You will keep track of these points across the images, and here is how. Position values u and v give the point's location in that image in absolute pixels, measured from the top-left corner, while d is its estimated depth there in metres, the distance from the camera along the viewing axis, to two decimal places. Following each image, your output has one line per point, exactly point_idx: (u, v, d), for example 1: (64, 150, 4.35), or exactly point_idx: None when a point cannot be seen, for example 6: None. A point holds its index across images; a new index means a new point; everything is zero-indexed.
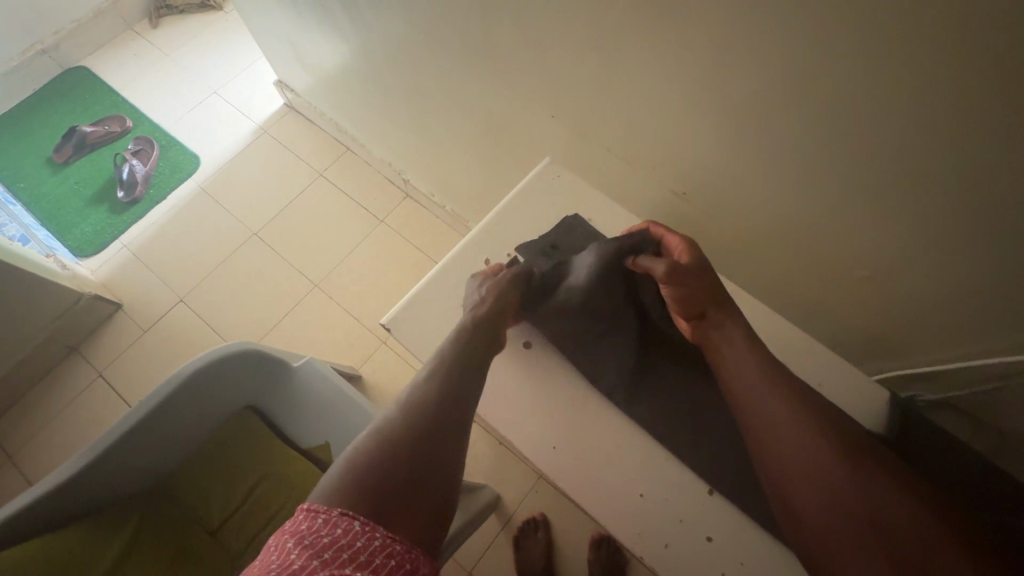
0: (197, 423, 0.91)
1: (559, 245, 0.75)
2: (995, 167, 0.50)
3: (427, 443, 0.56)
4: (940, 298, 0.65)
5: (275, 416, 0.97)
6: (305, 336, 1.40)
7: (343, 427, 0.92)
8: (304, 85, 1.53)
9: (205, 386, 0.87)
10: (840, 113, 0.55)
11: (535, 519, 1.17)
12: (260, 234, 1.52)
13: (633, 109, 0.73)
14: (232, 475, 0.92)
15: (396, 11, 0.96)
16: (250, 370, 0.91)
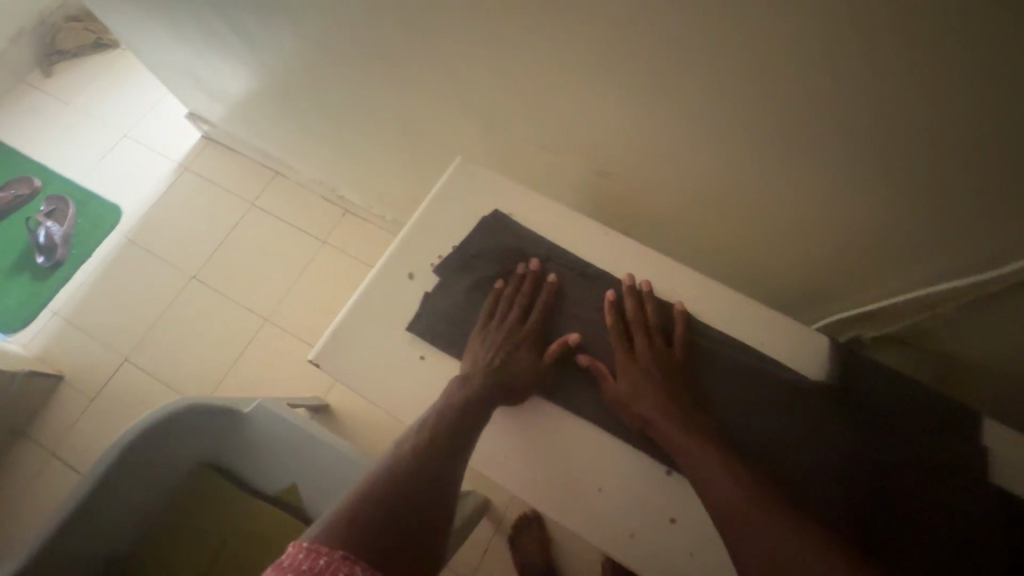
0: (153, 489, 0.86)
1: (480, 249, 0.73)
2: (887, 102, 0.50)
3: (420, 496, 0.55)
4: (863, 237, 0.65)
5: (238, 468, 0.93)
6: (262, 374, 1.35)
7: (311, 467, 0.88)
8: (216, 115, 1.45)
9: (150, 450, 0.82)
10: (733, 69, 0.54)
11: (526, 517, 1.16)
12: (198, 277, 1.46)
13: (538, 93, 0.71)
14: (198, 540, 0.88)
15: (286, 26, 0.90)
16: (199, 425, 0.86)
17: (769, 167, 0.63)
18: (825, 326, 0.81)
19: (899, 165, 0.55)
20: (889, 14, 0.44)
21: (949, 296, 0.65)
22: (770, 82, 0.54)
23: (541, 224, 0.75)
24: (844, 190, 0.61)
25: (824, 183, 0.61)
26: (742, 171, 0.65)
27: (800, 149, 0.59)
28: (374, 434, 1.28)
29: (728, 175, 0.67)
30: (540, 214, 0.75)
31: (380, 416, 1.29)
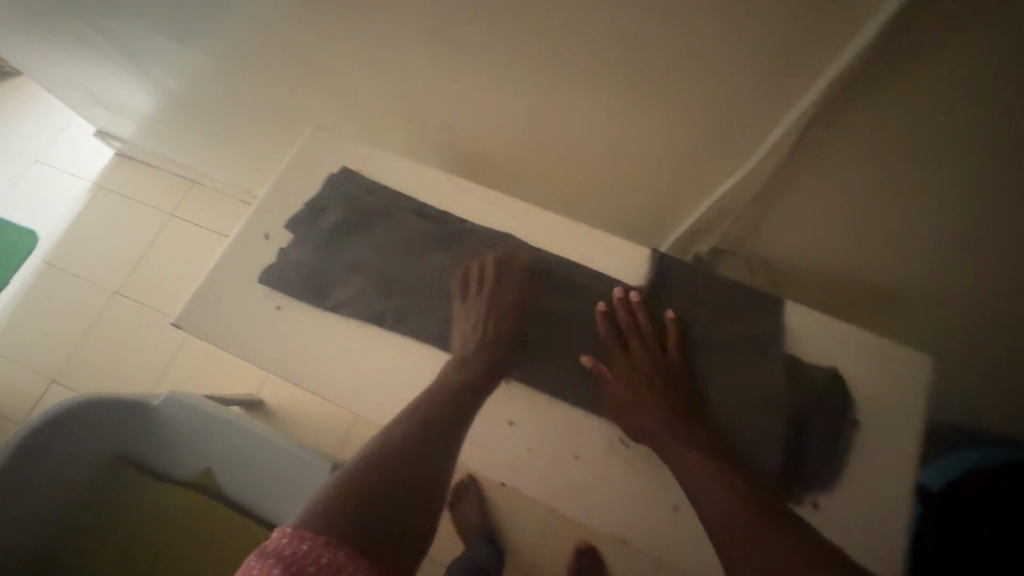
0: (81, 466, 0.86)
1: (461, 222, 0.67)
2: (742, 117, 0.58)
3: (430, 472, 0.50)
4: (817, 229, 0.66)
5: (174, 472, 0.93)
6: (219, 382, 1.34)
7: (291, 484, 0.89)
8: (132, 131, 1.44)
9: (99, 424, 0.87)
10: (645, 86, 0.59)
11: (581, 548, 1.15)
12: (123, 293, 1.43)
13: (487, 109, 0.73)
14: (136, 528, 0.89)
15: (206, 17, 0.83)
16: (179, 437, 0.92)
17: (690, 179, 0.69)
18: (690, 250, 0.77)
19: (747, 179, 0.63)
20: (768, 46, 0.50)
21: (879, 285, 0.71)
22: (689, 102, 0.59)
23: (530, 225, 0.68)
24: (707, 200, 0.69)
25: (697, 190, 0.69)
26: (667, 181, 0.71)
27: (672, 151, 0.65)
28: (342, 440, 1.25)
29: (660, 188, 0.73)
30: (531, 221, 0.68)
31: (341, 418, 1.27)
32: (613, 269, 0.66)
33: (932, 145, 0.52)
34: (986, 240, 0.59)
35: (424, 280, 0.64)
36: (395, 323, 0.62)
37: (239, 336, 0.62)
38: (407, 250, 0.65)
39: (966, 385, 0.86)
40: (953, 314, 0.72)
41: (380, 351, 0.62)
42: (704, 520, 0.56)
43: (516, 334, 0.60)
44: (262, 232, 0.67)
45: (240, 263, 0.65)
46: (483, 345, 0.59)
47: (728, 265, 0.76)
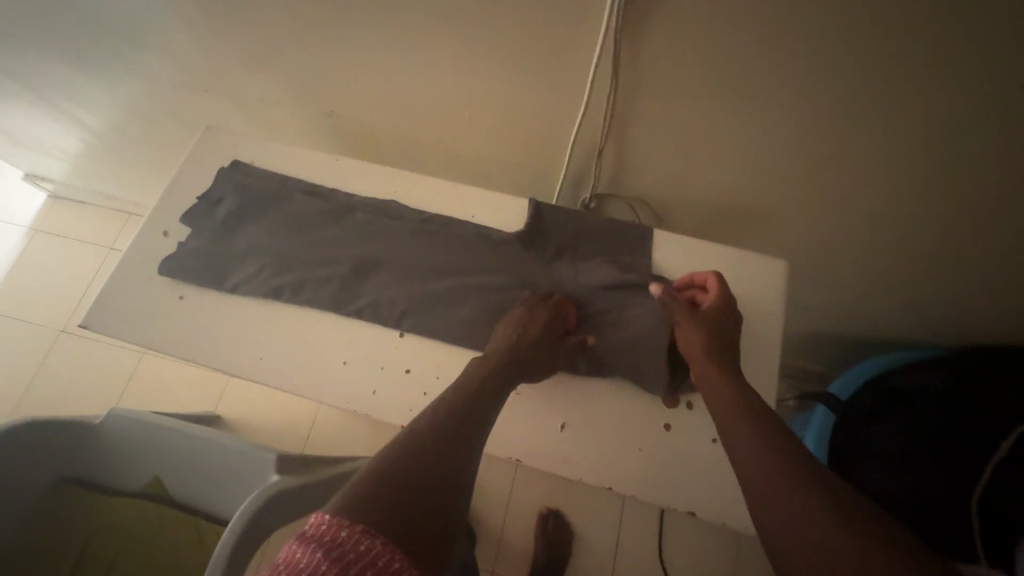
0: (34, 483, 0.89)
1: (347, 195, 0.71)
2: (563, 59, 0.63)
3: (460, 459, 0.47)
4: (670, 154, 0.72)
5: (126, 482, 0.96)
6: (173, 399, 1.35)
7: (239, 475, 0.92)
8: (57, 171, 1.45)
9: (53, 441, 0.90)
10: (475, 43, 0.65)
11: (544, 512, 1.14)
12: (69, 329, 1.45)
13: (358, 82, 0.77)
14: (91, 542, 0.90)
15: (88, 38, 0.86)
16: (127, 448, 0.94)
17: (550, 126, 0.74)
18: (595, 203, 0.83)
19: (588, 114, 0.68)
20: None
21: (740, 199, 0.78)
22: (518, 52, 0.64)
23: (411, 189, 0.72)
24: (567, 142, 0.73)
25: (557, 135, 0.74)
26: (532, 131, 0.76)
27: (521, 103, 0.71)
28: (302, 435, 1.27)
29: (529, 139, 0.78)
30: (410, 184, 0.72)
31: (294, 412, 1.30)
32: (486, 220, 0.70)
33: (724, 49, 0.56)
34: (801, 134, 0.65)
35: (310, 248, 0.68)
36: (292, 296, 0.66)
37: (135, 322, 0.66)
38: (297, 227, 0.69)
39: (841, 290, 0.94)
40: (821, 216, 0.78)
41: (278, 317, 0.65)
42: (581, 425, 0.60)
43: (391, 281, 0.66)
44: (160, 229, 0.71)
45: (140, 259, 0.69)
46: (360, 299, 0.65)
47: (616, 206, 0.84)
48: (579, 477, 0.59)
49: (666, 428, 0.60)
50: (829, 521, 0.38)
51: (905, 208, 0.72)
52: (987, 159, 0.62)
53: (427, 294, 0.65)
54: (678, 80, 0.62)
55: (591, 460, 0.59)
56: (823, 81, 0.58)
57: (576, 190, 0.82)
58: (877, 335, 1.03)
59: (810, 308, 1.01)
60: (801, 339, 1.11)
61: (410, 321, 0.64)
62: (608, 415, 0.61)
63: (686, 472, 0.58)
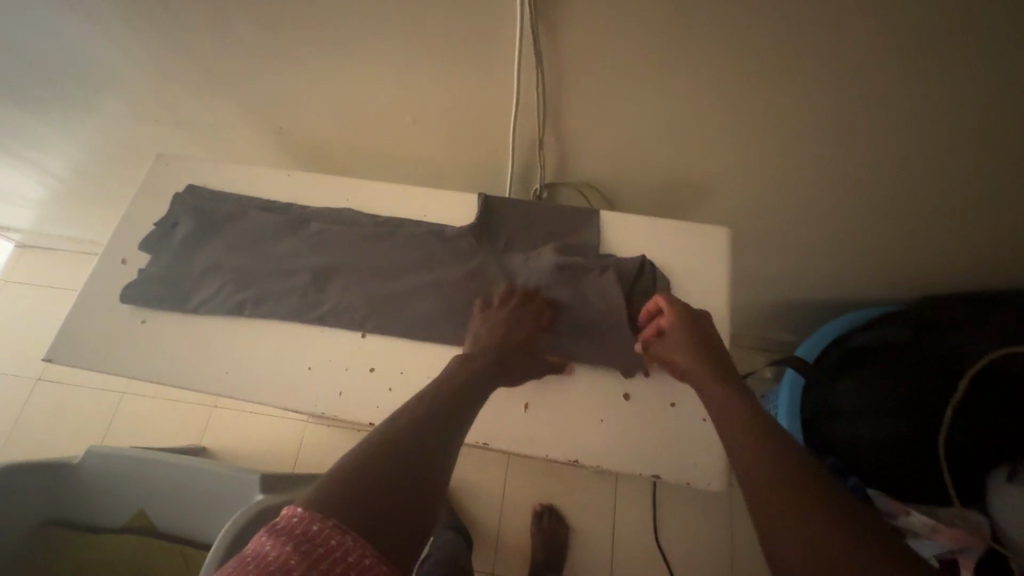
0: (14, 528, 0.88)
1: (301, 207, 0.73)
2: (490, 54, 0.65)
3: (437, 450, 0.47)
4: (608, 136, 0.75)
5: (109, 518, 0.95)
6: (156, 435, 1.34)
7: (223, 498, 0.92)
8: (22, 220, 1.45)
9: (32, 484, 0.89)
10: (406, 47, 0.67)
11: (539, 509, 1.14)
12: (46, 377, 1.43)
13: (302, 97, 0.79)
14: None
15: (34, 82, 0.87)
16: (107, 483, 0.93)
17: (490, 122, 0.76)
18: (547, 193, 0.85)
19: (523, 105, 0.70)
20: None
21: (683, 174, 0.81)
22: (448, 53, 0.67)
23: (362, 195, 0.74)
24: (509, 135, 0.76)
25: (499, 130, 0.76)
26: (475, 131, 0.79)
27: (459, 101, 0.73)
28: (290, 456, 1.27)
29: (473, 139, 0.80)
30: (361, 191, 0.74)
31: (278, 435, 1.30)
32: (437, 218, 0.72)
33: (638, 28, 0.60)
34: (727, 104, 0.68)
35: (270, 261, 0.69)
36: (253, 308, 0.67)
37: (97, 351, 0.66)
38: (254, 242, 0.71)
39: (794, 255, 0.97)
40: (762, 183, 0.81)
41: (241, 331, 0.66)
42: (544, 404, 0.62)
43: (351, 285, 0.67)
44: (118, 257, 0.72)
45: (99, 288, 0.70)
46: (323, 305, 0.66)
47: (568, 194, 0.86)
48: (546, 454, 0.60)
49: (625, 398, 0.61)
50: (805, 488, 0.39)
51: (836, 166, 0.76)
52: (901, 108, 0.65)
53: (386, 294, 0.67)
54: (602, 63, 0.64)
55: (556, 435, 0.60)
56: (734, 51, 0.61)
57: (527, 182, 0.85)
58: (837, 294, 1.06)
59: (769, 276, 1.04)
60: (766, 307, 1.14)
61: (372, 321, 0.65)
62: (569, 392, 0.62)
63: (648, 437, 0.60)
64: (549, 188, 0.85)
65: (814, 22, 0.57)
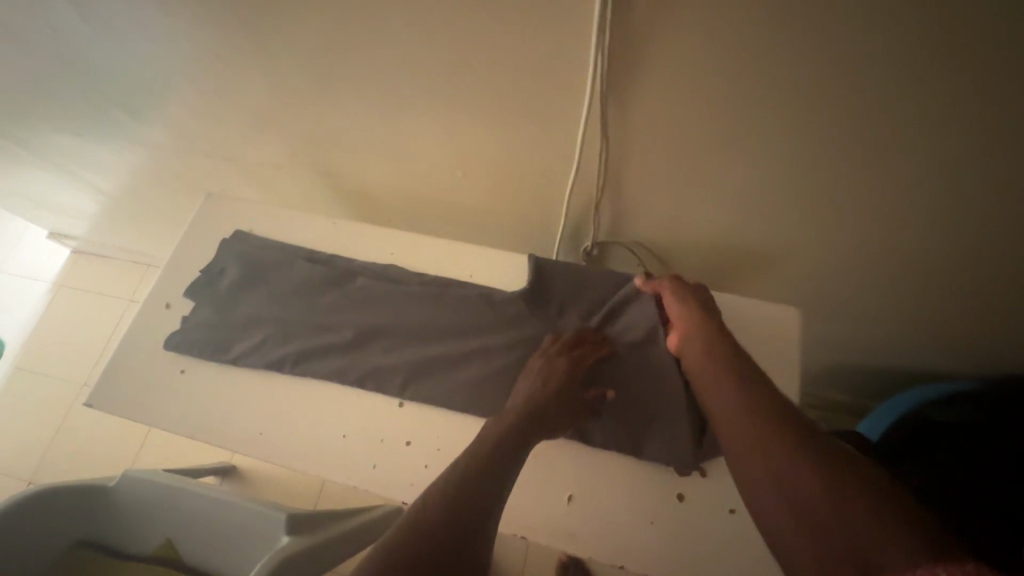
0: (48, 545, 0.90)
1: (349, 260, 0.71)
2: (548, 118, 0.63)
3: (490, 499, 0.45)
4: (669, 200, 0.70)
5: (133, 545, 0.95)
6: (187, 450, 1.36)
7: (247, 535, 0.91)
8: (78, 231, 1.51)
9: (74, 502, 0.93)
10: (460, 105, 0.65)
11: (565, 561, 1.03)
12: (90, 383, 1.47)
13: (351, 145, 0.78)
14: None
15: (96, 114, 0.90)
16: (138, 509, 0.95)
17: (539, 182, 0.73)
18: (596, 252, 0.81)
19: (577, 169, 0.67)
20: (530, 54, 0.56)
21: (744, 241, 0.76)
22: (502, 114, 0.65)
23: (408, 251, 0.72)
24: (560, 194, 0.73)
25: (550, 188, 0.73)
26: (522, 188, 0.76)
27: (510, 158, 0.71)
28: (316, 486, 1.25)
29: (521, 196, 0.77)
30: (409, 247, 0.72)
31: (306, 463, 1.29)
32: (485, 280, 0.69)
33: (708, 102, 0.56)
34: (803, 178, 0.63)
35: (314, 316, 0.67)
36: (294, 366, 0.65)
37: (134, 400, 0.66)
38: (300, 294, 0.69)
39: (861, 326, 0.89)
40: (830, 255, 0.75)
41: (280, 390, 0.65)
42: (589, 497, 0.58)
43: (395, 346, 0.65)
44: (163, 301, 0.72)
45: (143, 333, 0.70)
46: (364, 367, 0.64)
47: (618, 253, 0.82)
48: (590, 555, 0.55)
49: (680, 498, 0.57)
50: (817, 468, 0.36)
51: (921, 244, 0.69)
52: (1003, 192, 0.59)
53: (430, 359, 0.64)
54: (666, 133, 0.60)
55: (601, 534, 0.56)
56: (813, 129, 0.56)
57: (576, 240, 0.81)
58: (904, 368, 0.98)
59: (829, 343, 0.97)
60: (822, 372, 1.06)
61: (413, 389, 0.63)
62: (616, 485, 0.58)
63: (702, 545, 0.54)
64: (599, 247, 0.81)
65: (920, 101, 0.51)
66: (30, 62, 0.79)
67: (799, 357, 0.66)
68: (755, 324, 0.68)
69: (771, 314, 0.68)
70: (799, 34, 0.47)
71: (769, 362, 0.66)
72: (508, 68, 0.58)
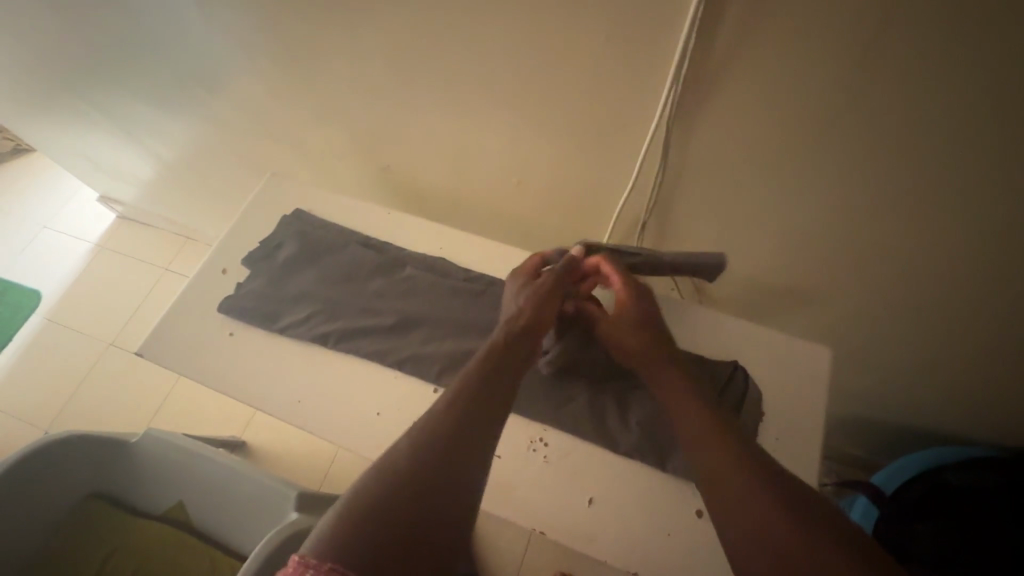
0: (68, 489, 0.94)
1: (400, 249, 0.75)
2: (609, 138, 0.67)
3: (464, 460, 0.46)
4: (715, 231, 0.73)
5: (145, 502, 0.99)
6: (203, 419, 1.38)
7: (257, 505, 0.92)
8: (128, 197, 1.57)
9: (95, 451, 0.95)
10: (525, 118, 0.70)
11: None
12: (116, 344, 1.51)
13: (413, 142, 0.83)
14: (108, 552, 0.94)
15: (176, 86, 0.96)
16: (152, 468, 0.97)
17: (589, 197, 0.77)
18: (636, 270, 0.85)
19: (630, 189, 0.71)
20: (603, 77, 0.60)
21: (780, 278, 0.78)
22: (565, 131, 0.69)
23: (458, 248, 0.76)
24: (609, 211, 0.77)
25: (599, 204, 0.77)
26: (572, 202, 0.79)
27: (565, 172, 0.75)
28: (322, 471, 1.26)
29: (569, 210, 0.81)
30: (459, 244, 0.76)
31: (314, 448, 1.30)
32: None
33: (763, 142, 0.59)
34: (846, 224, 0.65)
35: (361, 298, 0.71)
36: (338, 342, 0.68)
37: (182, 355, 0.69)
38: (349, 276, 0.73)
39: (889, 379, 0.90)
40: (863, 304, 0.76)
41: (321, 361, 0.68)
42: (610, 504, 0.59)
43: (435, 335, 0.68)
44: (220, 267, 0.76)
45: (200, 294, 0.74)
46: (405, 351, 0.67)
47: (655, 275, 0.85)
48: (604, 558, 0.56)
49: (698, 514, 0.58)
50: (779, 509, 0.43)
51: (954, 304, 0.71)
52: None
53: (468, 351, 0.66)
54: (720, 166, 0.64)
55: (618, 540, 0.57)
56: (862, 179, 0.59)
57: None
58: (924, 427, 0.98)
59: (850, 391, 0.97)
60: (840, 421, 1.06)
61: (449, 377, 0.65)
62: (637, 493, 0.59)
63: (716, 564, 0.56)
64: None
65: (972, 165, 0.54)
66: (134, 32, 0.86)
67: (826, 396, 0.67)
68: (784, 360, 0.70)
69: (802, 352, 0.70)
70: (867, 86, 0.50)
71: (797, 396, 0.67)
72: (580, 89, 0.62)
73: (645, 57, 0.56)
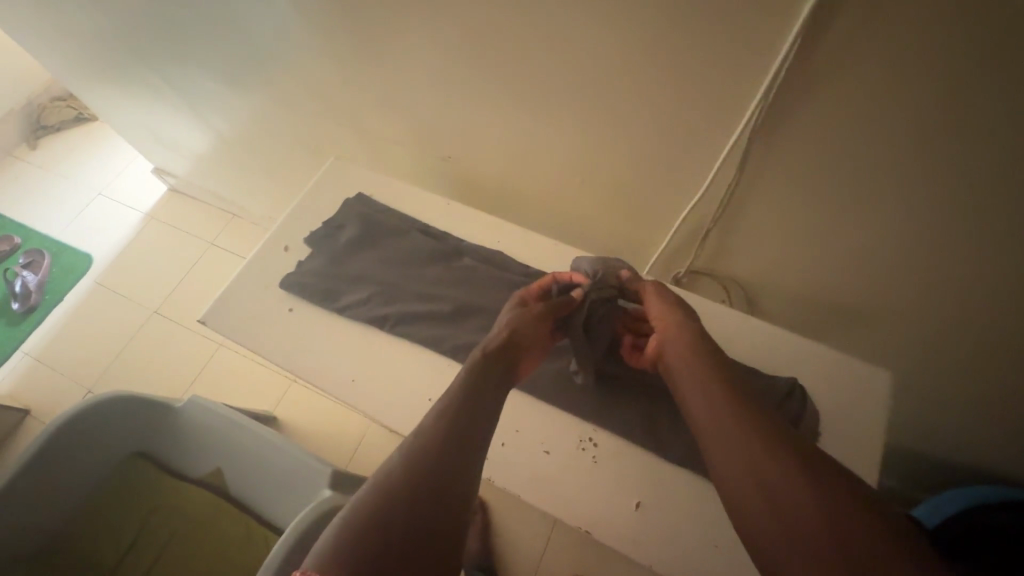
0: (115, 446, 0.98)
1: (457, 240, 0.76)
2: (679, 146, 0.66)
3: (462, 458, 0.45)
4: (778, 245, 0.72)
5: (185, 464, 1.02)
6: (238, 391, 1.42)
7: (291, 479, 0.94)
8: (181, 170, 1.62)
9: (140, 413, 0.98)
10: (594, 120, 0.70)
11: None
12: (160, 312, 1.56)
13: (475, 134, 0.83)
14: (152, 506, 0.98)
15: (246, 65, 0.98)
16: (191, 433, 0.99)
17: (650, 202, 0.77)
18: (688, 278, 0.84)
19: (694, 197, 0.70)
20: (682, 85, 0.59)
21: (837, 299, 0.76)
22: (634, 135, 0.68)
23: (515, 243, 0.76)
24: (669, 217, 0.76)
25: (658, 210, 0.77)
26: (631, 206, 0.79)
27: (628, 176, 0.75)
28: (350, 450, 1.28)
29: (627, 213, 0.80)
30: (516, 240, 0.76)
31: (344, 428, 1.32)
32: None
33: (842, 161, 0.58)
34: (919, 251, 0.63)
35: (418, 285, 0.72)
36: (393, 326, 0.69)
37: (243, 326, 0.71)
38: (407, 262, 0.74)
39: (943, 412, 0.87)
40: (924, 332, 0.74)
41: (377, 343, 0.69)
42: (657, 511, 0.59)
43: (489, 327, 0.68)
44: (282, 244, 0.78)
45: (262, 269, 0.76)
46: (459, 340, 0.67)
47: (708, 284, 0.84)
48: (649, 564, 0.56)
49: None
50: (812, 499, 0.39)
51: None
52: None
53: None
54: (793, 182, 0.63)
55: (665, 547, 0.57)
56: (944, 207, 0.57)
57: (670, 264, 0.84)
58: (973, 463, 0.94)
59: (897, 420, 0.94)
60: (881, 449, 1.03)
61: None
62: (685, 503, 0.59)
63: None
64: (693, 274, 0.84)
65: None
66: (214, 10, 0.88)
67: (884, 423, 0.65)
68: (841, 383, 0.68)
69: (860, 376, 0.69)
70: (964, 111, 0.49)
71: (853, 420, 0.66)
72: (655, 95, 0.62)
73: (730, 68, 0.55)
